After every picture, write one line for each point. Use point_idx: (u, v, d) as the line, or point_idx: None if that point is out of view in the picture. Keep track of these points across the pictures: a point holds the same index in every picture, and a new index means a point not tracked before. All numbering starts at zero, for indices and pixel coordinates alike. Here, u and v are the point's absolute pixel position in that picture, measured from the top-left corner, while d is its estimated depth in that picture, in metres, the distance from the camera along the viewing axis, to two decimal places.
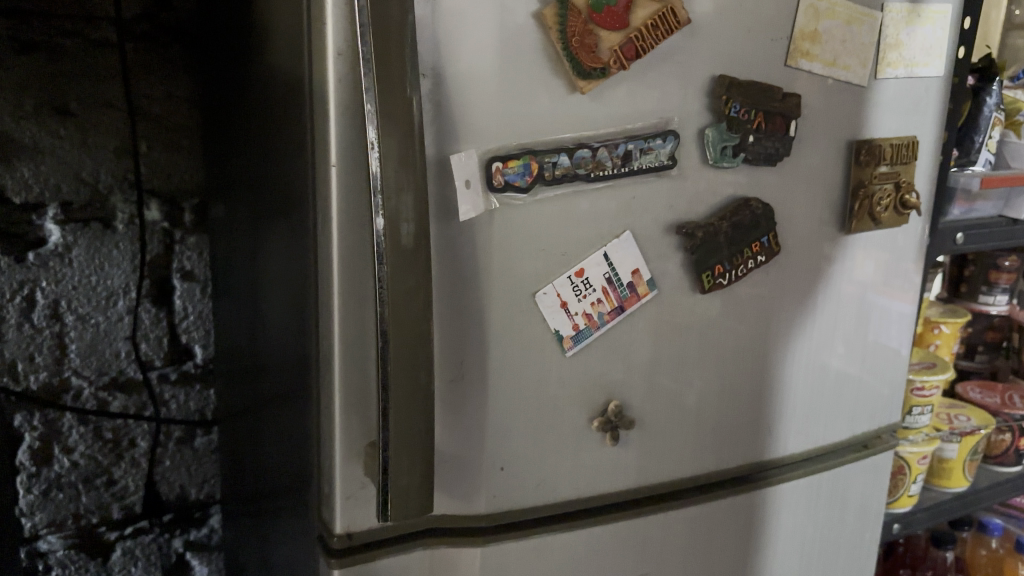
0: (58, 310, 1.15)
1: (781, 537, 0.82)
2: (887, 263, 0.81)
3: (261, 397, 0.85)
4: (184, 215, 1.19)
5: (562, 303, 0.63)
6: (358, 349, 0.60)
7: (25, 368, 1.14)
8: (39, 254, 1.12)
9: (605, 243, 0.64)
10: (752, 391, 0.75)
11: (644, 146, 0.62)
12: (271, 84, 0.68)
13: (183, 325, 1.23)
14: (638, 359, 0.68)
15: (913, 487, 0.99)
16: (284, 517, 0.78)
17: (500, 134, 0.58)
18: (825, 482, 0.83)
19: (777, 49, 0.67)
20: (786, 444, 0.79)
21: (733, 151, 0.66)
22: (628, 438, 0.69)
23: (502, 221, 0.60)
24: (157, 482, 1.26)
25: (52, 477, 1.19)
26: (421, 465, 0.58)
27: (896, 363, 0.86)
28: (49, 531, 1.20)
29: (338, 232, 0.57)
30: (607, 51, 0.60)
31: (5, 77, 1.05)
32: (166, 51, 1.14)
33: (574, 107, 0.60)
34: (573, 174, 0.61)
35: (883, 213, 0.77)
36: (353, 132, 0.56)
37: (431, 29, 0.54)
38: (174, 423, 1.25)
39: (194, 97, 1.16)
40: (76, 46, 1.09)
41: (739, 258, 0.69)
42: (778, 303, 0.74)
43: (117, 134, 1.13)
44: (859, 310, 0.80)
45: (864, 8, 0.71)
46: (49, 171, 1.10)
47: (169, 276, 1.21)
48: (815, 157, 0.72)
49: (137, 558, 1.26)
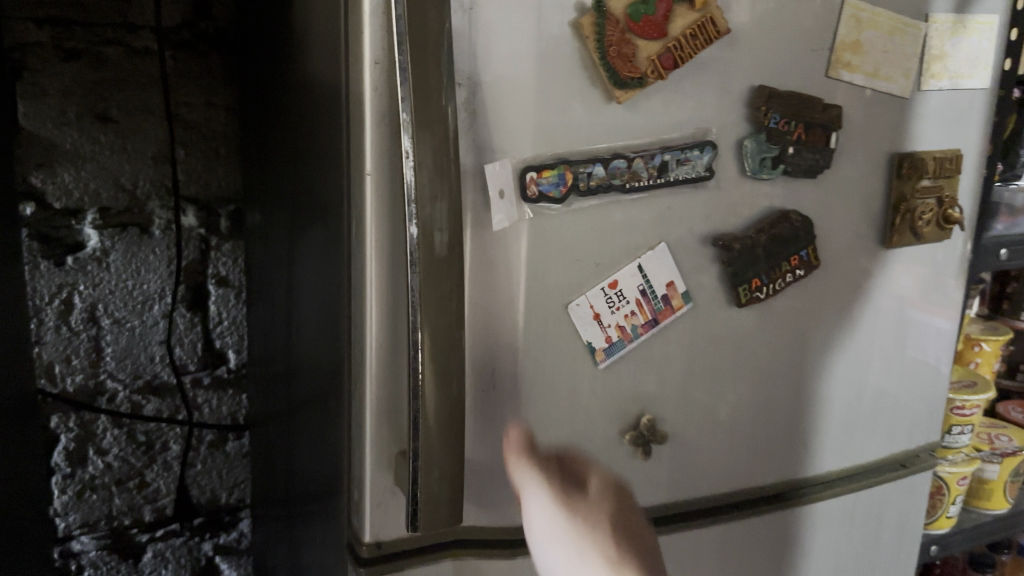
0: (95, 313, 1.16)
1: (816, 556, 0.80)
2: (927, 278, 0.79)
3: (294, 401, 0.85)
4: (220, 221, 1.21)
5: (595, 315, 0.62)
6: (390, 358, 0.60)
7: (62, 370, 1.16)
8: (77, 257, 1.13)
9: (639, 255, 0.63)
10: (788, 407, 0.73)
11: (680, 156, 0.62)
12: (309, 92, 0.69)
13: (218, 330, 1.24)
14: (671, 373, 0.67)
15: (952, 508, 0.96)
16: (313, 523, 0.78)
17: (534, 144, 0.58)
18: (861, 501, 0.81)
19: (818, 60, 0.66)
20: (822, 460, 0.77)
21: (773, 163, 0.65)
22: (661, 452, 0.68)
23: (535, 231, 0.59)
24: (189, 485, 1.27)
25: (86, 478, 1.20)
26: (451, 475, 0.58)
27: (935, 381, 0.84)
28: (83, 531, 1.22)
29: (372, 241, 0.57)
30: (645, 60, 0.59)
31: (48, 83, 1.07)
32: (206, 59, 1.15)
33: (611, 117, 0.60)
34: (608, 184, 0.60)
35: (925, 228, 0.76)
36: (389, 141, 0.56)
37: (467, 38, 0.54)
38: (206, 428, 1.26)
39: (232, 105, 1.17)
40: (118, 54, 1.10)
41: (777, 272, 0.68)
42: (817, 318, 0.72)
43: (156, 140, 1.14)
44: (898, 325, 0.78)
45: (908, 18, 0.70)
46: (89, 176, 1.12)
47: (205, 281, 1.22)
48: (856, 170, 0.71)
49: (168, 561, 1.27)
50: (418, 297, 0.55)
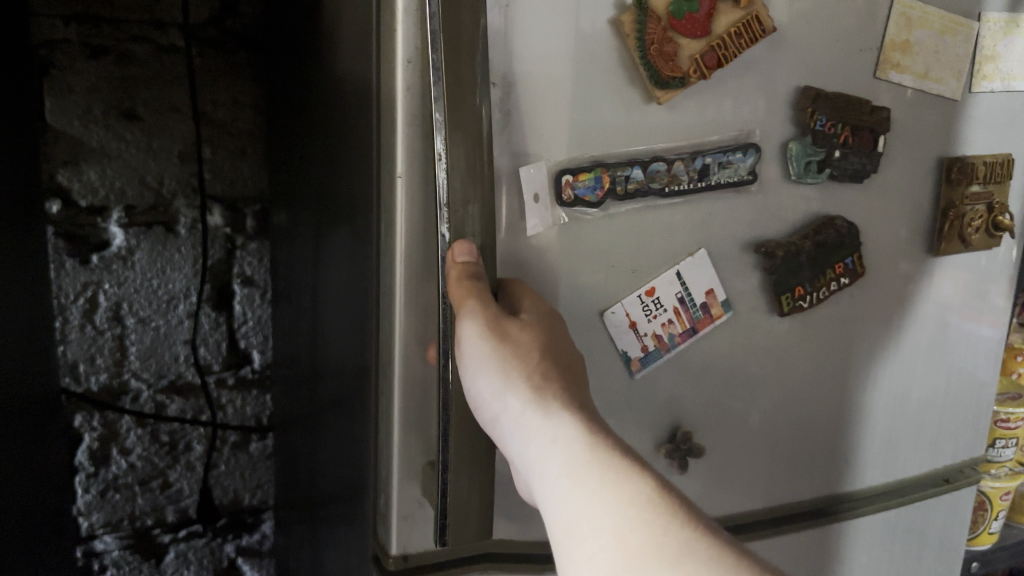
0: (120, 312, 1.16)
1: (855, 573, 0.77)
2: (974, 287, 0.76)
3: (318, 404, 0.84)
4: (246, 221, 1.20)
5: (631, 324, 0.60)
6: (419, 365, 0.58)
7: (86, 369, 1.16)
8: (102, 256, 1.13)
9: (678, 262, 0.61)
10: (828, 420, 0.71)
11: (722, 159, 0.59)
12: (338, 90, 0.67)
13: (242, 330, 1.23)
14: (709, 383, 0.64)
15: (994, 524, 0.93)
16: (337, 531, 0.77)
17: (571, 146, 0.55)
18: (903, 517, 0.78)
19: (866, 61, 0.63)
20: (863, 475, 0.75)
21: (818, 166, 0.63)
22: (697, 465, 0.66)
23: (570, 236, 0.57)
24: (213, 487, 1.26)
25: (109, 477, 1.20)
26: (481, 487, 0.56)
27: (980, 394, 0.81)
28: (105, 531, 1.21)
29: (403, 245, 0.55)
30: (687, 59, 0.57)
31: (75, 81, 1.06)
32: (232, 57, 1.14)
33: (651, 118, 0.57)
34: (647, 188, 0.58)
35: (974, 235, 0.73)
36: (421, 142, 0.54)
37: (504, 35, 0.52)
38: (230, 428, 1.25)
39: (258, 103, 1.16)
40: (145, 51, 1.10)
41: (821, 280, 0.65)
42: (861, 327, 0.70)
43: (182, 138, 1.13)
44: (943, 336, 0.75)
45: (960, 16, 0.67)
46: (115, 175, 1.11)
47: (230, 281, 1.21)
48: (904, 174, 0.68)
49: (190, 562, 1.26)
50: (447, 303, 0.53)
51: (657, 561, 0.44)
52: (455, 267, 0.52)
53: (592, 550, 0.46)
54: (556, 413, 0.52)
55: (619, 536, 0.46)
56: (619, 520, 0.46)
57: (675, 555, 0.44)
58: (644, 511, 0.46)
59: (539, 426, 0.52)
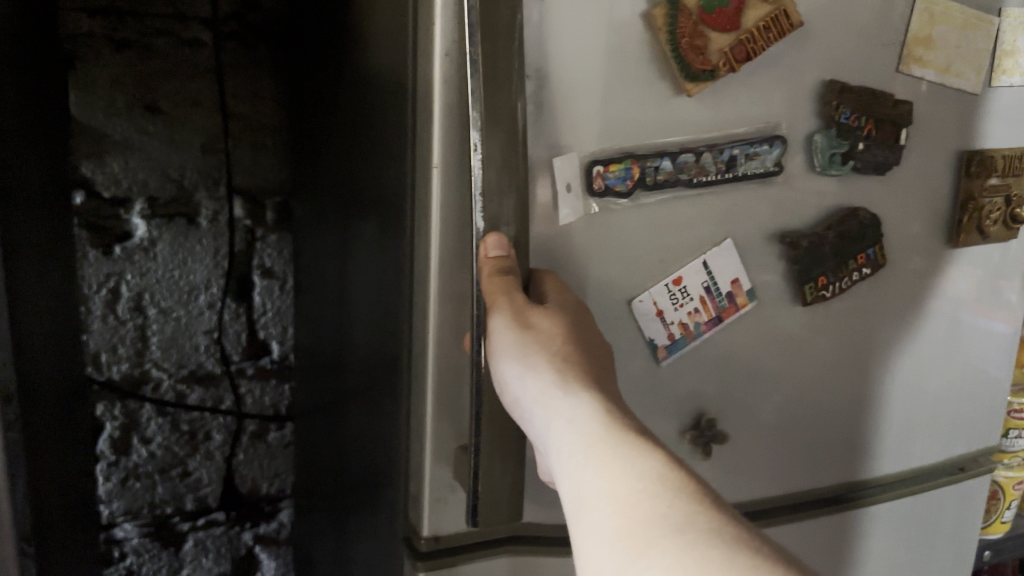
0: (141, 303, 1.17)
1: (871, 559, 0.79)
2: (991, 279, 0.77)
3: (343, 392, 0.85)
4: (265, 213, 1.21)
5: (658, 312, 0.61)
6: (452, 351, 0.59)
7: (108, 359, 1.17)
8: (125, 247, 1.14)
9: (705, 252, 0.62)
10: (849, 408, 0.72)
11: (749, 151, 0.61)
12: (369, 83, 0.68)
13: (261, 321, 1.25)
14: (733, 371, 0.66)
15: (1006, 513, 0.94)
16: (363, 515, 0.78)
17: (603, 137, 0.57)
18: (919, 504, 0.80)
19: (889, 55, 0.65)
20: (881, 463, 0.76)
21: (843, 159, 0.64)
22: (720, 452, 0.67)
23: (600, 226, 0.58)
24: (232, 475, 1.27)
25: (130, 466, 1.22)
26: (512, 471, 0.57)
27: (995, 384, 0.82)
28: (126, 518, 1.23)
29: (437, 234, 0.57)
30: (716, 53, 0.58)
31: (99, 74, 1.08)
32: (254, 51, 1.15)
33: (681, 110, 0.59)
34: (675, 179, 0.59)
35: (992, 227, 0.74)
36: (456, 133, 0.55)
37: (538, 29, 0.53)
38: (249, 418, 1.26)
39: (279, 96, 1.18)
40: (167, 45, 1.11)
41: (844, 270, 0.67)
42: (881, 317, 0.71)
43: (204, 131, 1.15)
44: (960, 327, 0.77)
45: (981, 12, 0.68)
46: (137, 167, 1.13)
47: (250, 273, 1.22)
48: (924, 167, 0.69)
49: (208, 550, 1.28)
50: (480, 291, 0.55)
51: (659, 528, 0.44)
52: (486, 260, 0.54)
53: (600, 522, 0.47)
54: (577, 396, 0.52)
55: (628, 506, 0.46)
56: (626, 492, 0.47)
57: (677, 524, 0.44)
58: (652, 485, 0.46)
59: (560, 407, 0.52)
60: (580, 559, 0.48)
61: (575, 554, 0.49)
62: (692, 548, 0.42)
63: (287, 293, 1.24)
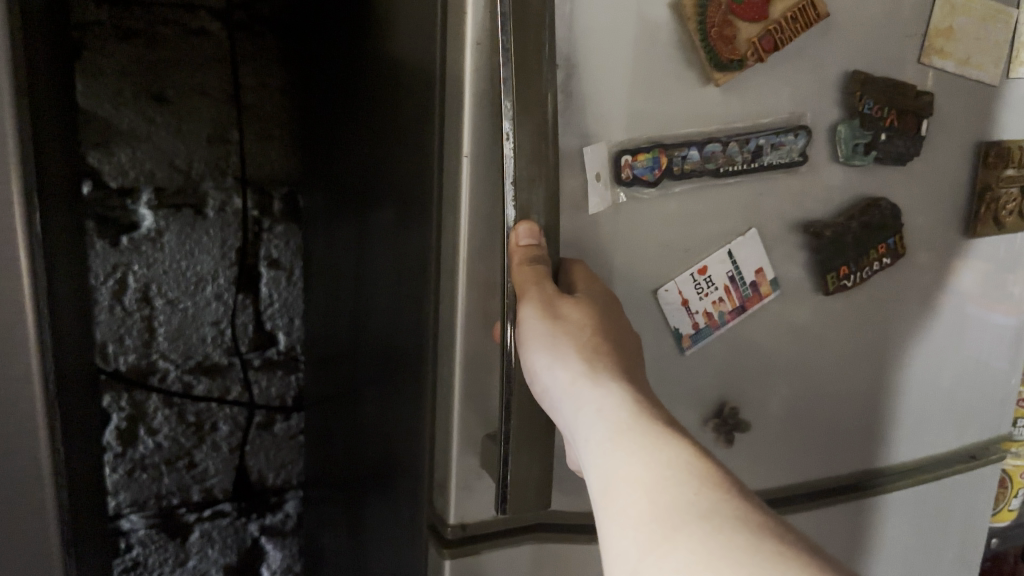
0: (148, 294, 1.17)
1: (885, 546, 0.80)
2: (1006, 269, 0.78)
3: (359, 383, 0.85)
4: (273, 204, 1.21)
5: (683, 301, 0.62)
6: (480, 340, 0.59)
7: (115, 350, 1.17)
8: (132, 238, 1.14)
9: (729, 241, 0.62)
10: (866, 396, 0.73)
11: (774, 141, 0.61)
12: (391, 72, 0.68)
13: (268, 312, 1.24)
14: (755, 360, 0.66)
15: (1014, 501, 0.95)
16: (381, 505, 0.78)
17: (632, 127, 0.57)
18: (932, 492, 0.81)
19: (911, 47, 0.65)
20: (896, 451, 0.77)
21: (865, 149, 0.64)
22: (741, 440, 0.68)
23: (627, 215, 0.59)
24: (238, 467, 1.27)
25: (137, 457, 1.21)
26: (541, 460, 0.57)
27: (1008, 373, 0.83)
28: (132, 510, 1.23)
29: (467, 223, 0.57)
30: (745, 43, 0.58)
31: (106, 64, 1.07)
32: (262, 41, 1.15)
33: (707, 99, 0.59)
34: (702, 168, 0.59)
35: (1008, 218, 0.75)
36: (486, 122, 0.55)
37: (570, 17, 0.53)
38: (255, 409, 1.26)
39: (286, 86, 1.17)
40: (175, 34, 1.10)
41: (865, 260, 0.67)
42: (899, 306, 0.72)
43: (211, 121, 1.14)
44: (974, 316, 0.77)
45: (1000, 4, 0.69)
46: (144, 157, 1.12)
47: (257, 264, 1.22)
48: (943, 158, 0.70)
49: (214, 541, 1.28)
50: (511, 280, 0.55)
51: (685, 514, 0.43)
52: (517, 248, 0.54)
53: (626, 508, 0.46)
54: (605, 386, 0.52)
55: (654, 492, 0.45)
56: (654, 479, 0.46)
57: (704, 511, 0.43)
58: (680, 472, 0.45)
59: (588, 398, 0.52)
60: (604, 545, 0.47)
61: (600, 542, 0.48)
62: (718, 534, 0.41)
63: (295, 283, 1.24)
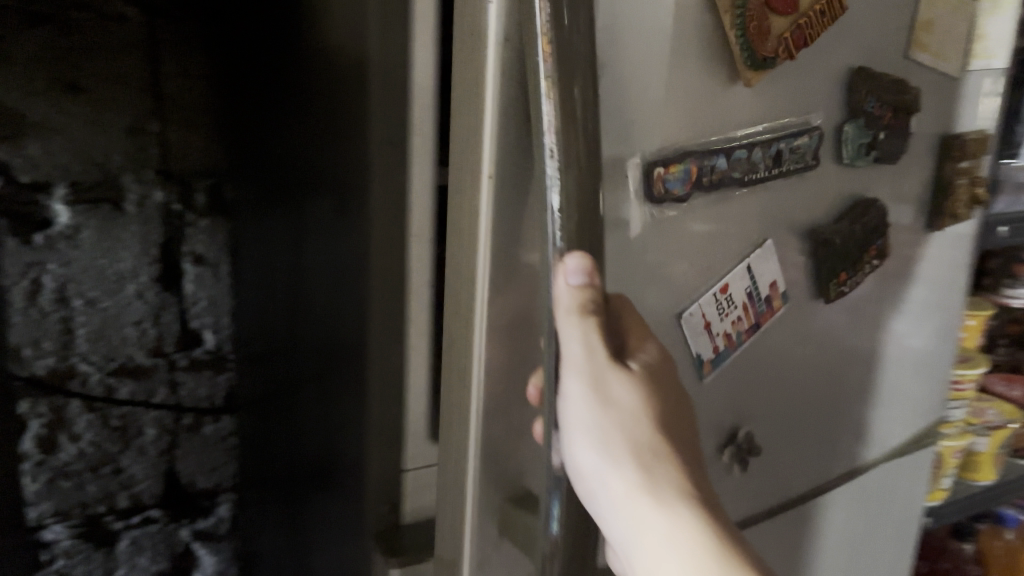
0: (66, 294, 1.11)
1: (830, 541, 0.80)
2: (943, 264, 0.80)
3: (295, 388, 0.83)
4: (196, 197, 1.15)
5: (706, 325, 0.60)
6: None
7: (32, 353, 1.10)
8: (47, 235, 1.08)
9: (747, 256, 0.61)
10: (817, 395, 0.72)
11: (794, 144, 0.60)
12: (325, 65, 0.65)
13: (194, 310, 1.19)
14: None
15: (945, 480, 0.98)
16: (324, 513, 0.76)
17: (666, 134, 0.53)
18: (869, 481, 0.82)
19: (870, 38, 0.63)
20: (840, 445, 0.77)
21: (867, 149, 0.66)
22: None
23: (655, 229, 0.55)
24: (166, 471, 1.23)
25: (59, 464, 1.15)
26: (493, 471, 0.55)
27: (941, 365, 0.85)
28: (55, 520, 1.16)
29: None
30: (777, 39, 0.56)
31: (14, 51, 1.00)
32: (182, 27, 1.09)
33: (737, 99, 0.57)
34: (728, 177, 0.57)
35: (946, 208, 0.76)
36: None
37: None
38: (184, 411, 1.22)
39: (210, 75, 1.12)
40: (90, 19, 1.04)
41: (860, 263, 0.70)
42: (852, 299, 0.71)
43: (130, 111, 1.09)
44: (916, 311, 0.78)
45: None
46: (58, 149, 1.06)
47: (181, 260, 1.17)
48: (895, 150, 0.69)
49: (144, 548, 1.23)
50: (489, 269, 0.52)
51: None
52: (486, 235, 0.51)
53: None
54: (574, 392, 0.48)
55: None
56: None
57: None
58: None
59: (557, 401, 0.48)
60: None
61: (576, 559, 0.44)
62: None
63: (225, 279, 1.19)
